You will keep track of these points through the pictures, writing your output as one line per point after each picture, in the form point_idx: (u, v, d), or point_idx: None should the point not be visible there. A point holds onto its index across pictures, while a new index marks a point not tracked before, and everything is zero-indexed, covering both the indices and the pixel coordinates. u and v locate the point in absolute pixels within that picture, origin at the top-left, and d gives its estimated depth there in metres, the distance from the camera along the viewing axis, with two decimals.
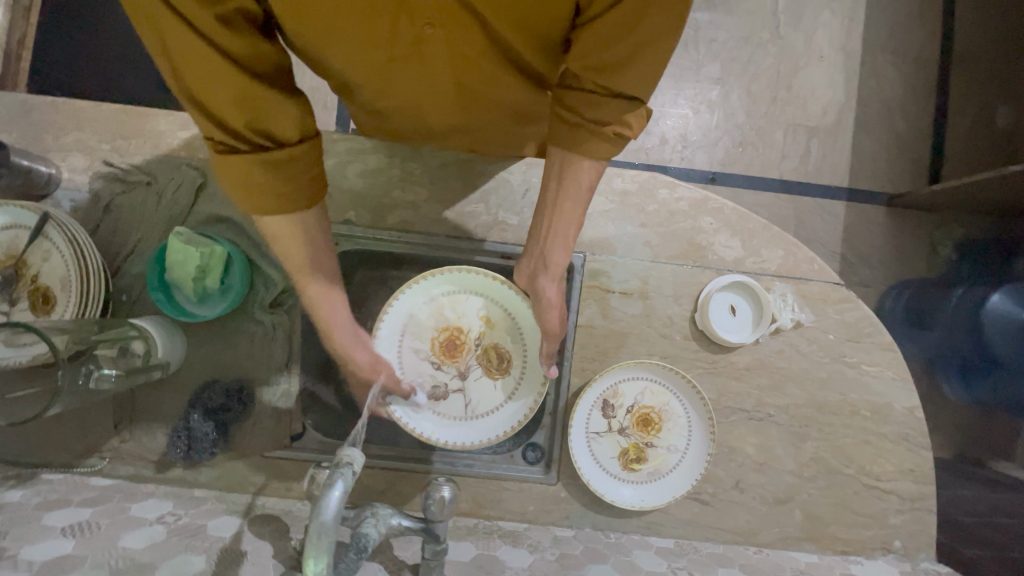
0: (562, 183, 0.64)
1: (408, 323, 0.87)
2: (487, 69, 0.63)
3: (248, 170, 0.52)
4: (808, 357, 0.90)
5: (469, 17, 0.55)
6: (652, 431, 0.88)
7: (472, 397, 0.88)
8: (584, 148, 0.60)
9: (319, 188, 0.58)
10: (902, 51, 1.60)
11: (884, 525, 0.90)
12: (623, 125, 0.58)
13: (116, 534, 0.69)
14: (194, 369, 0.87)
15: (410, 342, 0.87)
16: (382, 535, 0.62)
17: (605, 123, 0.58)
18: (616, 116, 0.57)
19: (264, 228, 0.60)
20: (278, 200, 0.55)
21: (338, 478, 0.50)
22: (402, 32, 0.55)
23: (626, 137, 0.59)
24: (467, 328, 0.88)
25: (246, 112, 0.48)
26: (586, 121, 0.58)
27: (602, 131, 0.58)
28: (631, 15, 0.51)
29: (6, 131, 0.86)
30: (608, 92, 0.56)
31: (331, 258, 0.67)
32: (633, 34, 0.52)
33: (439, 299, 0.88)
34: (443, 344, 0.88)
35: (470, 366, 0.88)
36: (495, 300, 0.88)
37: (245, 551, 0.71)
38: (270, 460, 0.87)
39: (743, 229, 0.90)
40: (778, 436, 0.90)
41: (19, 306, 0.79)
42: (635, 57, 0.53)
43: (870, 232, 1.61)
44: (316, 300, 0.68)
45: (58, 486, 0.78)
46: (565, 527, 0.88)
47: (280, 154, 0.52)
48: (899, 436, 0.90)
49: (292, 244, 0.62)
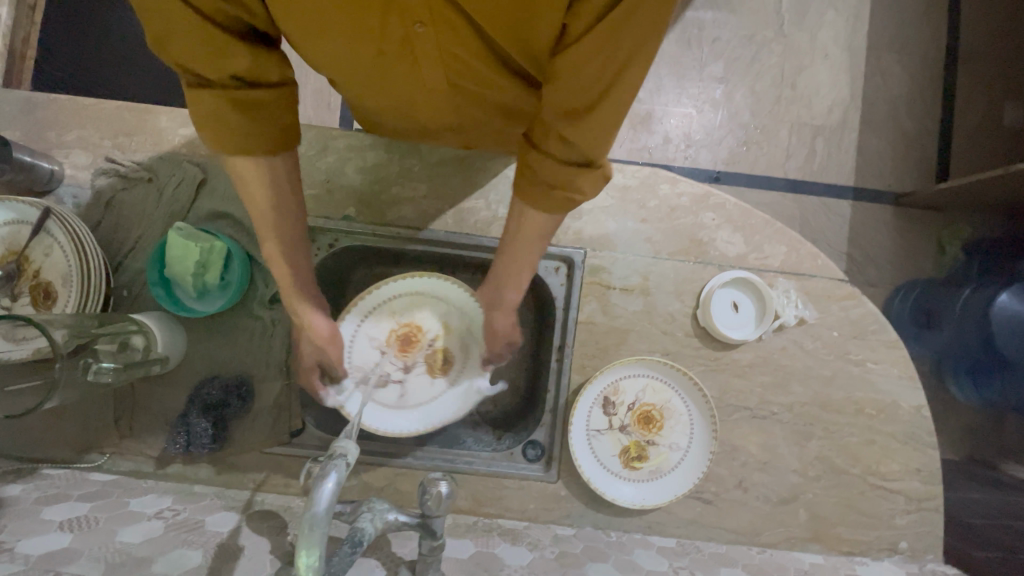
0: (519, 228, 0.62)
1: (369, 309, 0.86)
2: (479, 70, 0.62)
3: (224, 119, 0.53)
4: (812, 354, 0.89)
5: (460, 18, 0.53)
6: (653, 429, 0.87)
7: (409, 390, 0.87)
8: (534, 204, 0.57)
9: (289, 137, 0.60)
10: (907, 49, 1.59)
11: (890, 526, 0.89)
12: (574, 190, 0.55)
13: (114, 529, 0.68)
14: (194, 364, 0.87)
15: (367, 326, 0.86)
16: (378, 530, 0.61)
17: (555, 186, 0.54)
18: (567, 178, 0.53)
19: (229, 167, 0.59)
20: (252, 148, 0.57)
21: (331, 469, 0.50)
22: (392, 29, 0.55)
23: (576, 200, 0.56)
24: (426, 328, 0.88)
25: (221, 58, 0.49)
26: (542, 180, 0.55)
27: (549, 192, 0.55)
28: (586, 82, 0.46)
29: (10, 129, 0.86)
30: (560, 155, 0.52)
31: (298, 214, 0.68)
32: (587, 100, 0.47)
33: (406, 294, 0.88)
34: (398, 336, 0.87)
35: (415, 363, 0.88)
36: (460, 311, 0.89)
37: (242, 546, 0.70)
38: (269, 457, 0.86)
39: (746, 225, 0.89)
40: (782, 435, 0.89)
41: (20, 301, 0.80)
42: (586, 127, 0.48)
43: (876, 231, 1.59)
44: (274, 254, 0.68)
45: (58, 480, 0.78)
46: (565, 526, 0.87)
47: (254, 95, 0.52)
48: (906, 435, 0.89)
49: (261, 192, 0.62)
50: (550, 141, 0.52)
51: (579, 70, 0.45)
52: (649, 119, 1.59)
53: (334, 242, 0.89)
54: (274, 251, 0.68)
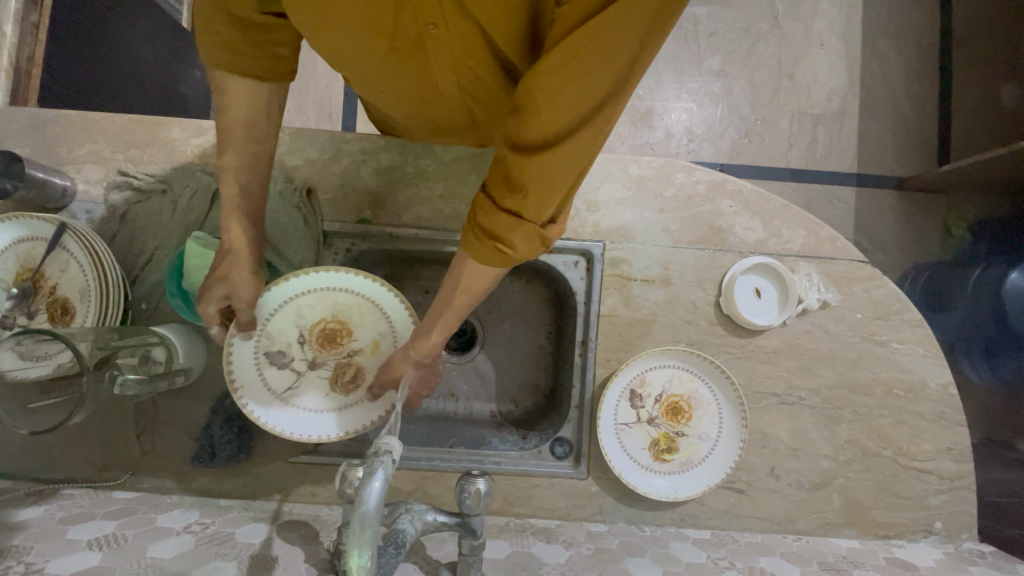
0: (461, 277, 0.59)
1: (309, 287, 0.80)
2: (490, 82, 0.63)
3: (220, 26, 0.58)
4: (837, 337, 0.88)
5: (474, 30, 0.55)
6: (682, 420, 0.86)
7: (298, 384, 0.81)
8: (475, 252, 0.54)
9: (281, 67, 0.64)
10: (902, 35, 1.61)
11: (924, 507, 0.88)
12: (506, 244, 0.52)
13: (144, 545, 0.67)
14: (214, 376, 0.86)
15: (302, 304, 0.81)
16: (418, 531, 0.60)
17: (490, 232, 0.52)
18: (509, 231, 0.51)
19: (215, 79, 0.63)
20: (241, 63, 0.61)
21: (378, 468, 0.48)
22: (404, 25, 0.56)
23: (508, 255, 0.53)
24: (354, 335, 0.82)
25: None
26: (484, 228, 0.52)
27: (483, 238, 0.53)
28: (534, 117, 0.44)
29: (21, 147, 0.86)
30: (504, 202, 0.50)
31: (267, 142, 0.69)
32: (532, 142, 0.45)
33: (356, 295, 0.82)
34: (330, 330, 0.82)
35: (323, 362, 0.82)
36: (394, 335, 0.82)
37: (276, 556, 0.69)
38: (294, 466, 0.85)
39: (764, 210, 0.89)
40: (811, 419, 0.88)
41: (38, 318, 0.79)
42: (527, 172, 0.46)
43: (881, 217, 1.60)
44: (230, 166, 0.67)
45: (82, 500, 0.76)
46: (598, 522, 0.86)
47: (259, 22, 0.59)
48: (936, 414, 0.88)
49: (238, 105, 0.64)
50: (497, 180, 0.50)
51: (530, 107, 0.44)
52: (651, 115, 1.59)
53: (350, 246, 0.89)
54: (232, 161, 0.67)
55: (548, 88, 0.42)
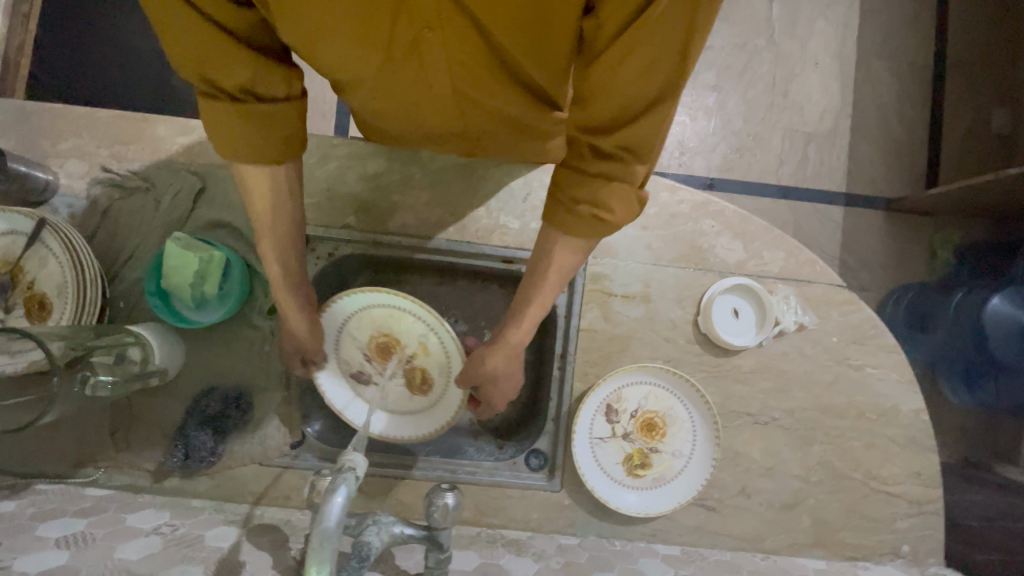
0: (547, 255, 0.61)
1: (351, 311, 0.83)
2: (486, 81, 0.64)
3: (225, 121, 0.56)
4: (813, 360, 0.89)
5: (470, 27, 0.55)
6: (656, 436, 0.87)
7: (388, 395, 0.86)
8: (569, 228, 0.56)
9: (295, 144, 0.62)
10: (896, 57, 1.62)
11: (892, 530, 0.89)
12: (605, 209, 0.53)
13: (112, 546, 0.67)
14: (191, 376, 0.86)
15: (351, 328, 0.84)
16: (384, 544, 0.61)
17: (588, 204, 0.54)
18: (602, 198, 0.53)
19: (235, 172, 0.62)
20: (255, 153, 0.59)
21: (340, 484, 0.49)
22: (400, 32, 0.55)
23: (608, 221, 0.54)
24: (404, 341, 0.83)
25: (232, 68, 0.53)
26: (573, 201, 0.55)
27: (580, 211, 0.54)
28: (615, 94, 0.46)
29: (4, 138, 0.85)
30: (595, 174, 0.52)
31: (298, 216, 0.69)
32: (621, 113, 0.47)
33: (387, 306, 0.81)
34: (381, 344, 0.84)
35: (394, 371, 0.85)
36: (436, 332, 0.80)
37: (243, 561, 0.69)
38: (269, 468, 0.85)
39: (745, 231, 0.90)
40: (784, 440, 0.89)
41: (14, 312, 0.78)
42: (626, 137, 0.48)
43: (868, 236, 1.61)
44: (268, 254, 0.69)
45: (54, 496, 0.76)
46: (569, 535, 0.86)
47: (262, 109, 0.56)
48: (906, 439, 0.90)
49: (262, 196, 0.64)
50: (580, 152, 0.53)
51: (609, 87, 0.46)
52: None
53: (334, 251, 0.89)
54: (266, 248, 0.68)
55: (626, 63, 0.44)
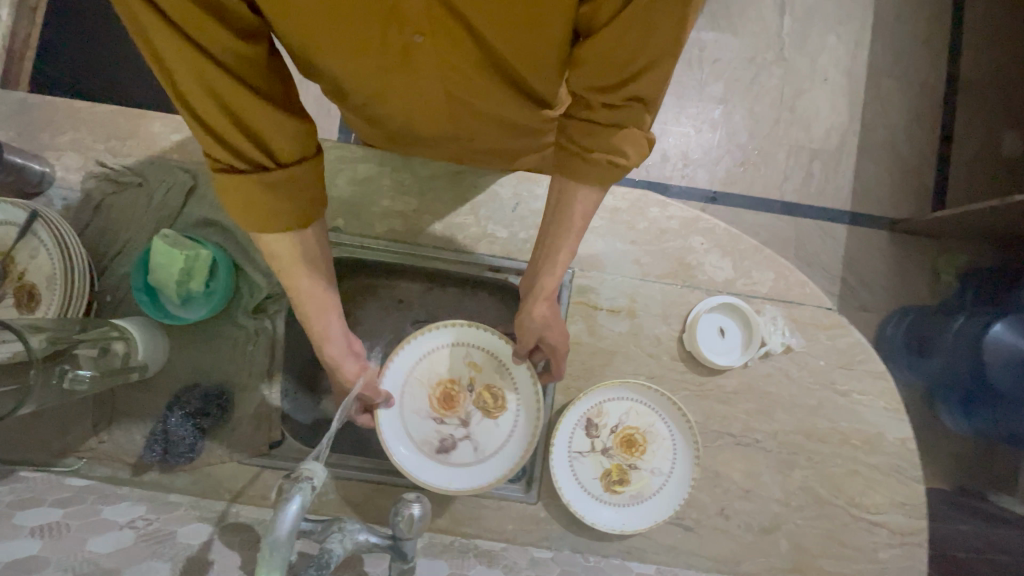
0: (560, 203, 0.65)
1: (403, 392, 0.86)
2: (478, 81, 0.63)
3: (246, 186, 0.54)
4: (798, 383, 0.88)
5: (462, 30, 0.55)
6: (636, 453, 0.86)
7: (479, 439, 0.86)
8: (583, 176, 0.61)
9: (316, 205, 0.60)
10: (907, 76, 1.60)
11: (872, 559, 0.87)
12: (620, 155, 0.58)
13: (84, 538, 0.68)
14: (174, 372, 0.87)
15: (408, 406, 0.86)
16: (347, 551, 0.60)
17: (601, 152, 0.58)
18: (612, 144, 0.58)
19: (261, 242, 0.61)
20: (280, 217, 0.57)
21: (295, 493, 0.50)
22: (392, 39, 0.55)
23: (621, 166, 0.59)
24: (456, 377, 0.88)
25: (247, 124, 0.51)
26: (582, 150, 0.59)
27: (594, 159, 0.59)
28: (627, 53, 0.51)
29: (3, 129, 0.87)
30: (605, 123, 0.57)
31: (327, 271, 0.69)
32: (628, 69, 0.53)
33: (424, 357, 0.88)
34: (441, 397, 0.87)
35: (468, 411, 0.87)
36: (473, 342, 0.88)
37: (212, 560, 0.70)
38: (248, 467, 0.85)
39: (735, 250, 0.89)
40: (765, 462, 0.88)
41: (3, 302, 0.79)
42: (636, 89, 0.54)
43: (872, 256, 1.59)
44: (310, 313, 0.69)
45: (36, 484, 0.76)
46: (544, 548, 0.86)
47: (276, 174, 0.54)
48: (891, 467, 0.88)
49: (292, 260, 0.63)
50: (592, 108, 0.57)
51: (618, 48, 0.51)
52: None
53: None
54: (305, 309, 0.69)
55: (636, 25, 0.48)
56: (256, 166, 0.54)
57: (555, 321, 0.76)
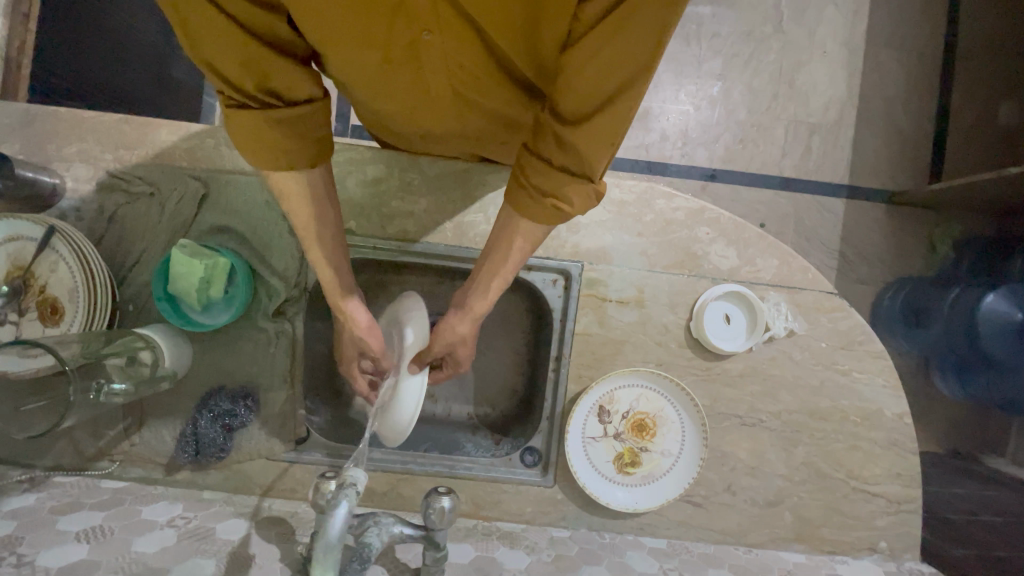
0: (505, 229, 0.63)
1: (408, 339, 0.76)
2: (486, 78, 0.62)
3: (257, 125, 0.53)
4: (801, 364, 0.92)
5: (469, 27, 0.53)
6: (646, 436, 0.90)
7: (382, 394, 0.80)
8: (526, 211, 0.58)
9: (324, 148, 0.60)
10: (906, 46, 1.59)
11: (871, 527, 0.93)
12: (563, 199, 0.55)
13: (129, 539, 0.72)
14: (199, 376, 0.89)
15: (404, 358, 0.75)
16: (385, 543, 0.64)
17: (547, 193, 0.55)
18: (558, 186, 0.55)
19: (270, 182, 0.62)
20: (284, 158, 0.57)
21: (342, 499, 0.53)
22: (398, 35, 0.54)
23: (565, 211, 0.57)
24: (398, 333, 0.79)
25: (254, 68, 0.50)
26: (531, 184, 0.56)
27: (540, 200, 0.56)
28: (591, 85, 0.47)
29: (9, 142, 0.87)
30: (553, 161, 0.54)
31: (336, 220, 0.68)
32: (589, 105, 0.49)
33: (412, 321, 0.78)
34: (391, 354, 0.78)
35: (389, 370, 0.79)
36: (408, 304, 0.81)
37: (253, 554, 0.74)
38: (276, 463, 0.89)
39: (739, 238, 0.92)
40: (770, 441, 0.92)
41: (28, 316, 0.81)
42: (585, 136, 0.50)
43: (869, 229, 1.61)
44: (319, 260, 0.69)
45: (72, 488, 0.80)
46: (561, 528, 0.90)
47: (287, 112, 0.53)
48: (888, 441, 0.93)
49: (301, 205, 0.63)
50: (545, 144, 0.54)
51: (584, 77, 0.47)
52: (647, 116, 1.58)
53: None
54: (316, 257, 0.69)
55: (600, 57, 0.45)
56: (262, 104, 0.53)
57: (470, 341, 0.76)
